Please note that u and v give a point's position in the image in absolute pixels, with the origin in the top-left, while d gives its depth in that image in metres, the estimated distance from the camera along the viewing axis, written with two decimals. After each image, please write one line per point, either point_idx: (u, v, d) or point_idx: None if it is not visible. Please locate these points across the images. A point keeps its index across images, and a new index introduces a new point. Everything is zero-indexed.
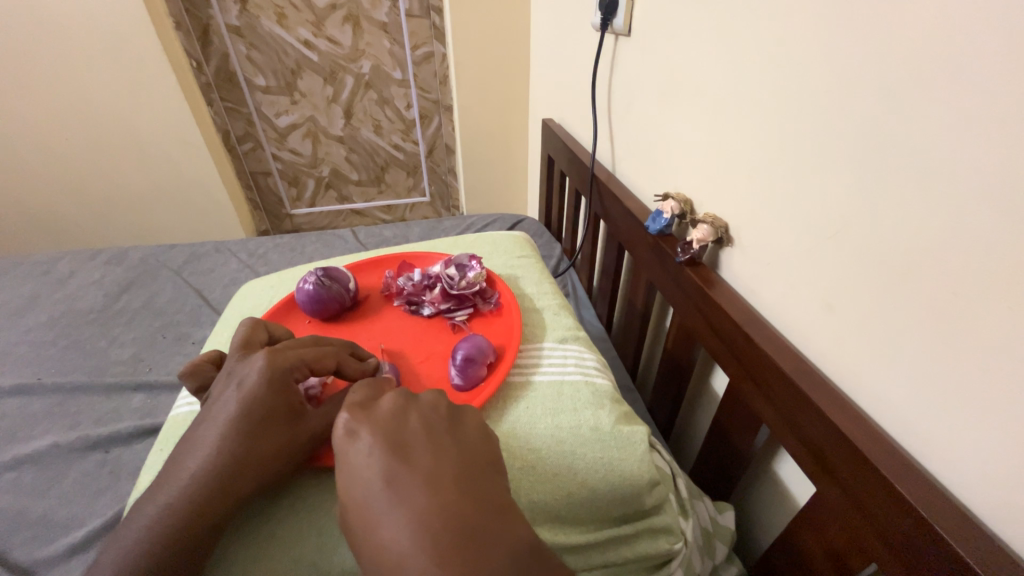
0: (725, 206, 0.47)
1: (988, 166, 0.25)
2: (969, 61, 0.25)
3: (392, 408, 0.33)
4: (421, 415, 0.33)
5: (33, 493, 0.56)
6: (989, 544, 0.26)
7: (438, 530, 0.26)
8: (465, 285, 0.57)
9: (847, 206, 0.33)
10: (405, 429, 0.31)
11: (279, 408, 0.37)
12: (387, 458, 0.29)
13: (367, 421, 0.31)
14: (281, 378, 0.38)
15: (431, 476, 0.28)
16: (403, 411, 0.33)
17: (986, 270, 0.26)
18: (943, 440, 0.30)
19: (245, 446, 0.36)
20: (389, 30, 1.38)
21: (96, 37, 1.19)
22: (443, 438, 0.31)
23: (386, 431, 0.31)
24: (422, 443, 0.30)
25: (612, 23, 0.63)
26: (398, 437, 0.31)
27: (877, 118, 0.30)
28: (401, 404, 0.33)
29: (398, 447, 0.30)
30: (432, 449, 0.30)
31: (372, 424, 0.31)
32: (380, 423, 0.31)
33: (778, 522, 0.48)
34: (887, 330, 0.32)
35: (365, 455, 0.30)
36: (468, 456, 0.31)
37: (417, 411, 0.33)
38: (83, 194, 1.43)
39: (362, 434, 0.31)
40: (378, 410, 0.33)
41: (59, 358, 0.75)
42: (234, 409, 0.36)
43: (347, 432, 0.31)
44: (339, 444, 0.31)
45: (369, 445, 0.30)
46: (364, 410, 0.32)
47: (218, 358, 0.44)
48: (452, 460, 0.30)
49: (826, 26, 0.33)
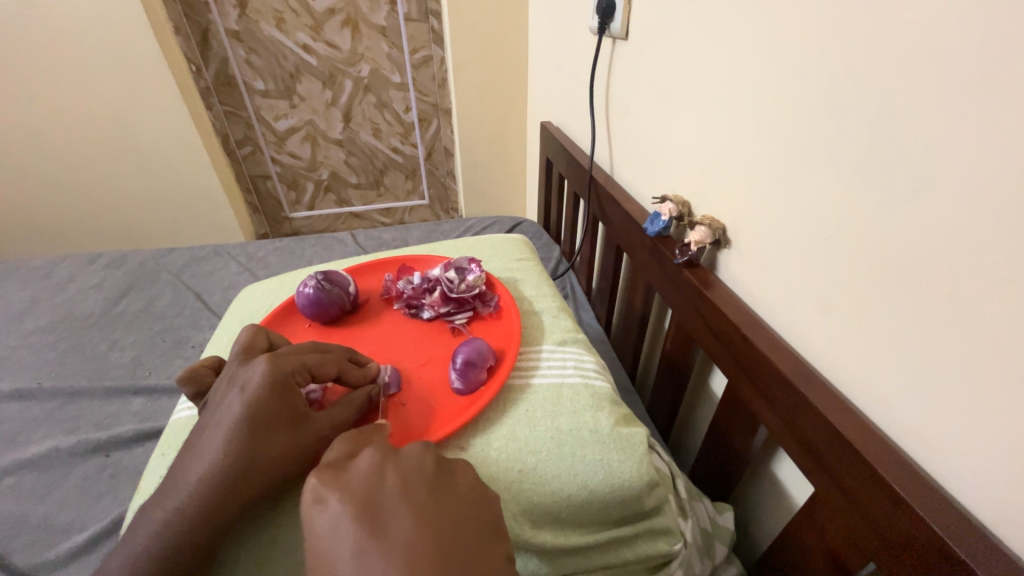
0: (722, 208, 0.48)
1: (985, 166, 0.25)
2: (964, 64, 0.25)
3: (368, 466, 0.30)
4: (400, 470, 0.30)
5: (34, 498, 0.56)
6: (986, 543, 0.26)
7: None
8: (465, 288, 0.57)
9: (844, 208, 0.34)
10: (381, 492, 0.28)
11: (281, 411, 0.37)
12: (358, 530, 0.26)
13: (337, 484, 0.28)
14: (284, 381, 0.38)
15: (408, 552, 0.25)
16: (380, 470, 0.30)
17: (981, 271, 0.26)
18: (942, 441, 0.30)
19: (248, 451, 0.35)
20: (387, 34, 1.38)
21: (95, 41, 1.19)
22: (422, 500, 0.28)
23: (359, 497, 0.28)
24: (400, 511, 0.27)
25: (610, 27, 0.64)
26: (373, 502, 0.28)
27: (873, 121, 0.31)
28: (378, 463, 0.30)
29: (372, 515, 0.27)
30: (413, 515, 0.27)
31: (344, 487, 0.28)
32: (353, 486, 0.28)
33: (777, 521, 0.48)
34: (886, 331, 0.32)
35: (336, 527, 0.27)
36: (452, 523, 0.28)
37: (395, 466, 0.30)
38: (81, 198, 1.43)
39: (331, 502, 0.27)
40: (352, 470, 0.30)
41: (58, 363, 0.75)
42: (237, 413, 0.36)
43: (316, 498, 0.28)
44: (306, 514, 0.28)
45: (340, 515, 0.27)
46: (337, 470, 0.29)
47: (217, 364, 0.44)
48: (434, 528, 0.27)
49: (822, 29, 0.33)
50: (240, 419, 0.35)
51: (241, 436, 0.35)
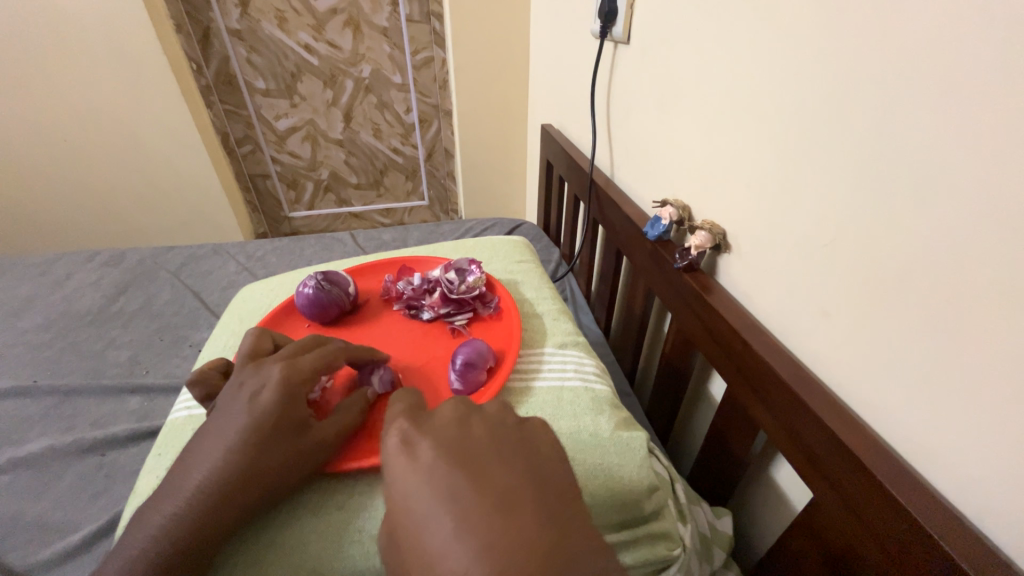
0: (722, 213, 0.48)
1: (985, 174, 0.25)
2: (967, 70, 0.26)
3: (450, 416, 0.30)
4: (482, 421, 0.30)
5: (28, 497, 0.56)
6: (988, 553, 0.26)
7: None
8: (465, 290, 0.57)
9: (843, 213, 0.34)
10: (469, 439, 0.29)
11: (288, 418, 0.37)
12: (450, 471, 0.26)
13: (425, 433, 0.29)
14: (294, 389, 0.38)
15: (499, 500, 0.25)
16: (463, 421, 0.30)
17: (982, 278, 0.26)
18: (942, 449, 0.30)
19: (255, 456, 0.35)
20: (389, 35, 1.38)
21: (95, 37, 1.19)
22: (507, 450, 0.28)
23: (448, 443, 0.28)
24: (487, 457, 0.27)
25: (612, 31, 0.64)
26: (461, 448, 0.28)
27: (873, 127, 0.31)
28: (460, 415, 0.31)
29: (463, 460, 0.27)
30: (501, 463, 0.27)
31: (429, 436, 0.29)
32: (440, 435, 0.29)
33: (775, 526, 0.48)
34: (885, 339, 0.32)
35: (427, 467, 0.27)
36: (534, 473, 0.27)
37: (479, 418, 0.30)
38: (78, 195, 1.43)
39: (422, 448, 0.28)
40: (436, 421, 0.30)
41: (54, 360, 0.75)
42: (247, 419, 0.36)
43: (403, 444, 0.29)
44: (395, 457, 0.28)
45: (431, 458, 0.27)
46: (419, 422, 0.30)
47: (223, 367, 0.44)
48: (520, 476, 0.27)
49: (825, 36, 0.33)
50: (250, 425, 0.36)
51: (249, 441, 0.35)
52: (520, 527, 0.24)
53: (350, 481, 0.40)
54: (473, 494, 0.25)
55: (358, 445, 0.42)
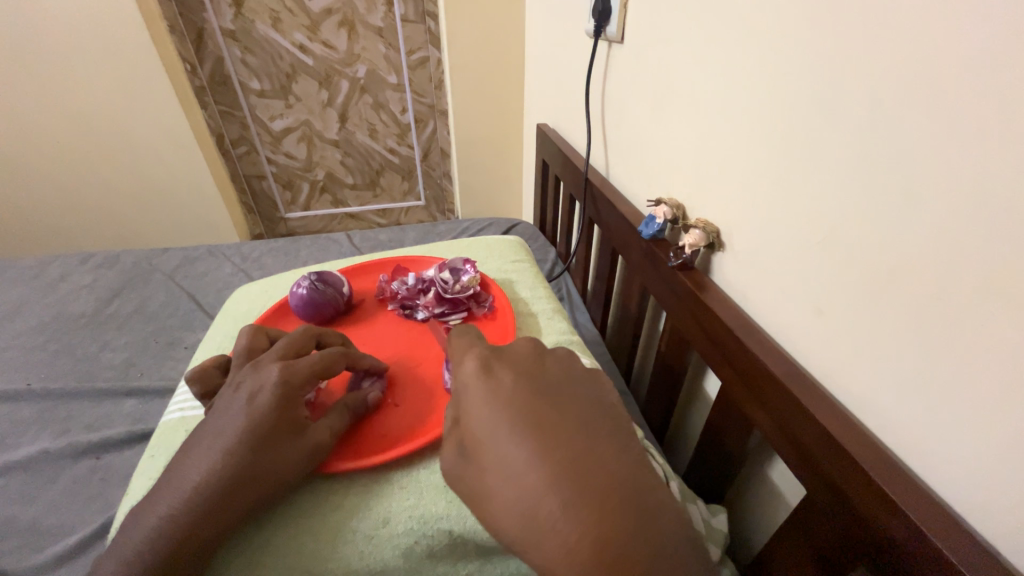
0: (716, 212, 0.48)
1: (973, 173, 0.26)
2: (956, 68, 0.26)
3: (526, 349, 0.34)
4: (555, 358, 0.33)
5: (23, 500, 0.56)
6: (979, 550, 0.27)
7: (590, 490, 0.25)
8: (459, 289, 0.57)
9: (833, 210, 0.34)
10: (545, 374, 0.32)
11: (286, 422, 0.37)
12: (531, 398, 0.29)
13: (506, 364, 0.32)
14: (292, 391, 0.38)
15: (575, 424, 0.28)
16: (538, 358, 0.33)
17: (972, 275, 0.26)
18: (935, 446, 0.30)
19: (251, 459, 0.35)
20: (384, 35, 1.38)
21: (88, 38, 1.18)
22: (579, 385, 0.32)
23: (526, 375, 0.31)
24: (561, 388, 0.31)
25: (606, 30, 0.64)
26: (538, 381, 0.31)
27: (864, 125, 0.31)
28: (536, 352, 0.34)
29: (540, 391, 0.30)
30: (573, 393, 0.31)
31: (509, 364, 0.32)
32: (518, 367, 0.32)
33: (770, 522, 0.48)
34: (878, 335, 0.32)
35: (507, 392, 0.30)
36: (600, 403, 0.31)
37: (552, 356, 0.33)
38: (72, 197, 1.42)
39: (503, 377, 0.31)
40: (513, 354, 0.33)
41: (48, 363, 0.74)
42: (243, 422, 0.36)
43: (483, 370, 0.32)
44: (478, 379, 0.31)
45: (510, 385, 0.30)
46: (497, 351, 0.33)
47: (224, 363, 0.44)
48: (591, 408, 0.30)
49: (817, 36, 0.34)
50: (248, 427, 0.36)
51: (246, 443, 0.35)
52: (590, 444, 0.27)
53: (345, 482, 0.40)
54: (551, 415, 0.29)
55: (351, 447, 0.42)
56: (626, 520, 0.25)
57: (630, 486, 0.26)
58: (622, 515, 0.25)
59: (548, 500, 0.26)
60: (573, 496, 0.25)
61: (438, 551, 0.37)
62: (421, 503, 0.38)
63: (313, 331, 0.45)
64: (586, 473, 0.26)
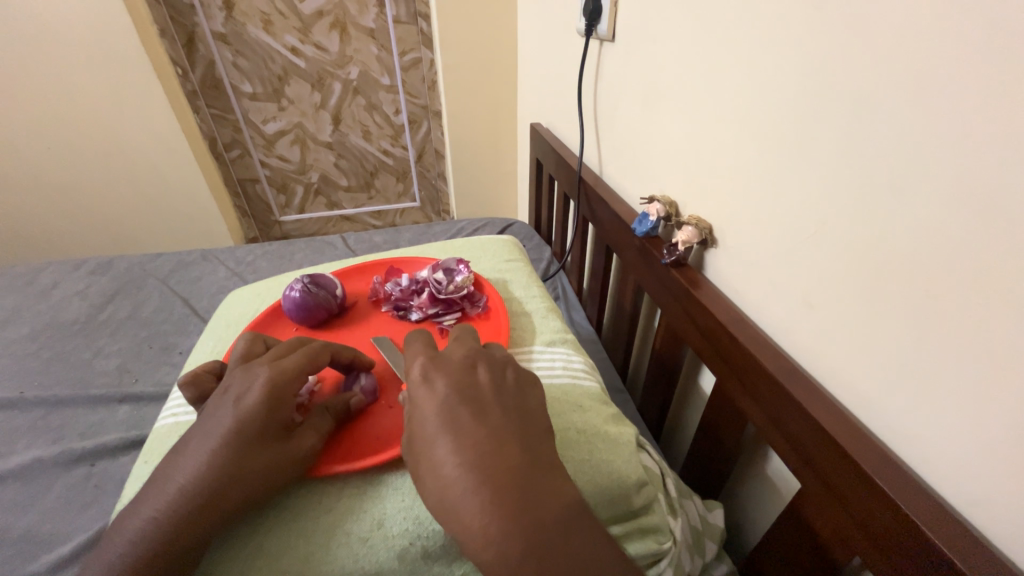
0: (708, 208, 0.48)
1: (958, 168, 0.26)
2: (942, 62, 0.26)
3: (459, 359, 0.38)
4: (490, 367, 0.37)
5: (15, 509, 0.55)
6: (972, 540, 0.27)
7: (502, 489, 0.30)
8: (453, 289, 0.57)
9: (823, 207, 0.34)
10: (477, 382, 0.36)
11: (273, 424, 0.37)
12: (461, 404, 0.33)
13: (440, 370, 0.36)
14: (279, 394, 0.38)
15: (497, 429, 0.32)
16: (473, 365, 0.37)
17: (961, 268, 0.27)
18: (926, 438, 0.30)
19: (236, 462, 0.35)
20: (376, 36, 1.38)
21: (78, 43, 1.18)
22: (507, 393, 0.36)
23: (459, 382, 0.35)
24: (488, 396, 0.35)
25: (597, 29, 0.64)
26: (469, 389, 0.35)
27: (852, 120, 0.32)
28: (471, 360, 0.38)
29: (470, 398, 0.34)
30: (502, 402, 0.35)
31: (445, 375, 0.35)
32: (454, 374, 0.36)
33: (765, 514, 0.48)
34: (868, 328, 0.33)
35: (440, 398, 0.34)
36: (522, 410, 0.35)
37: (486, 365, 0.37)
38: (62, 202, 1.41)
39: (438, 382, 0.35)
40: (448, 361, 0.37)
41: (41, 371, 0.74)
42: (229, 424, 0.36)
43: (422, 377, 0.36)
44: (416, 386, 0.35)
45: (443, 392, 0.34)
46: (435, 361, 0.37)
47: (217, 369, 0.44)
48: (512, 415, 0.34)
49: (806, 31, 0.34)
50: (233, 429, 0.36)
51: (230, 446, 0.35)
52: (507, 448, 0.32)
53: (338, 484, 0.40)
54: (477, 420, 0.33)
55: (345, 450, 0.42)
56: (530, 514, 0.29)
57: (535, 487, 0.31)
58: (526, 514, 0.29)
59: (466, 499, 0.30)
60: (486, 498, 0.29)
61: (434, 551, 0.37)
62: (416, 504, 0.38)
63: (304, 338, 0.44)
64: (499, 477, 0.30)
